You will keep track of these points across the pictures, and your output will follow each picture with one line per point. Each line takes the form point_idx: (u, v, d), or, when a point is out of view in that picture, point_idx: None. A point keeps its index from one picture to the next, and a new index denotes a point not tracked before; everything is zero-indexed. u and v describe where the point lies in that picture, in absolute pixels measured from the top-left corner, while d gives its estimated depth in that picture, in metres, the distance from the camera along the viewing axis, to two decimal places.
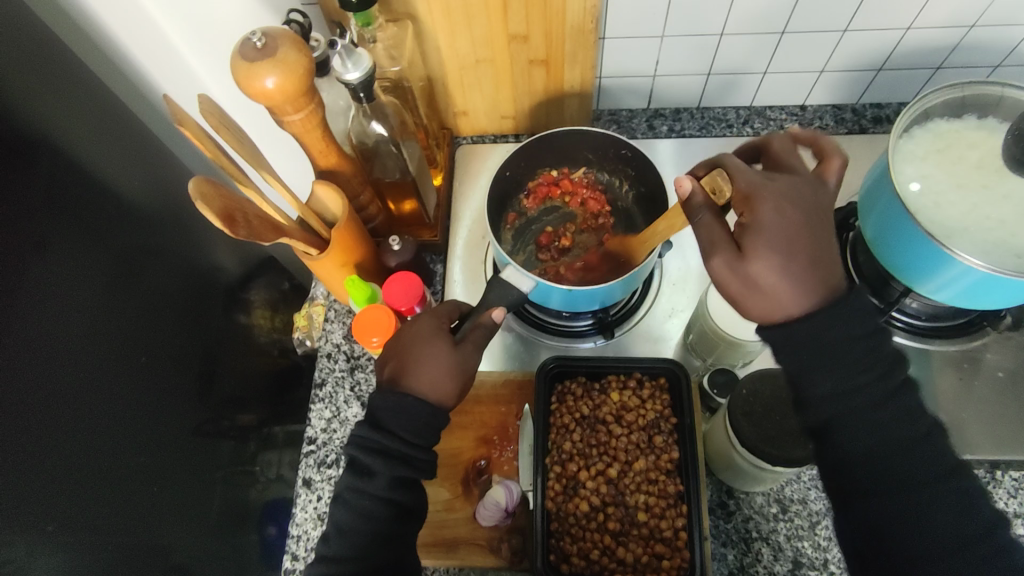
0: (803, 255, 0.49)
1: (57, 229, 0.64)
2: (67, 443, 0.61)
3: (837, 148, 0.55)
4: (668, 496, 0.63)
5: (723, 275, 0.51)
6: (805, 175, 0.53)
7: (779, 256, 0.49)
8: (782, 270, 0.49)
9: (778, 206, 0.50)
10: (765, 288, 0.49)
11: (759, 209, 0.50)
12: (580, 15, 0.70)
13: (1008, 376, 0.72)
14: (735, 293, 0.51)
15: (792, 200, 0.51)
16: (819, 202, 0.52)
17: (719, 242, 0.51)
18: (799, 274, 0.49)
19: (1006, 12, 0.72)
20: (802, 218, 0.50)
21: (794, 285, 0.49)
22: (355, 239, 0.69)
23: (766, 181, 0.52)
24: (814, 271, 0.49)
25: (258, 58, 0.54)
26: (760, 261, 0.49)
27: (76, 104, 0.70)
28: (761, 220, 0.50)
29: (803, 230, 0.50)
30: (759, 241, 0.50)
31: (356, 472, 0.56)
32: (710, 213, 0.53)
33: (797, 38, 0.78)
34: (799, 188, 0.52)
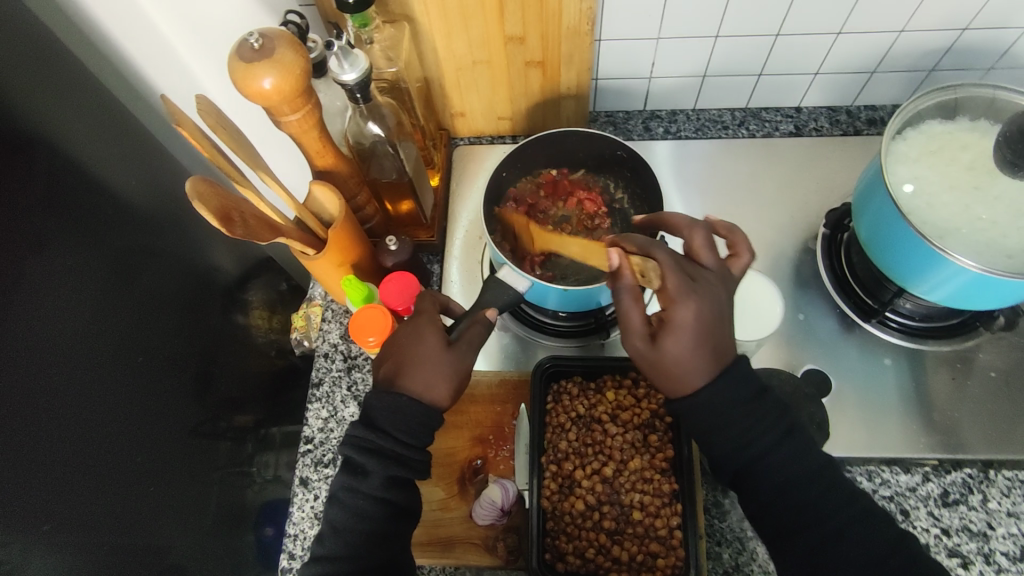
0: (708, 352, 0.54)
1: (54, 229, 0.65)
2: (63, 443, 0.62)
3: (747, 244, 0.59)
4: (662, 495, 0.63)
5: (639, 357, 0.55)
6: (719, 274, 0.57)
7: (686, 352, 0.53)
8: (686, 362, 0.53)
9: (696, 308, 0.53)
10: (671, 373, 0.54)
11: (677, 311, 0.53)
12: (575, 16, 0.70)
13: (1001, 377, 0.73)
14: (645, 369, 0.56)
15: (708, 303, 0.54)
16: (729, 298, 0.56)
17: (635, 327, 0.55)
18: (701, 363, 0.53)
19: (998, 14, 0.73)
20: (713, 320, 0.54)
21: (697, 372, 0.53)
22: (351, 239, 0.69)
23: (688, 283, 0.54)
24: (716, 363, 0.54)
25: (255, 59, 0.55)
26: (670, 353, 0.54)
27: (74, 104, 0.70)
28: (677, 321, 0.53)
29: (716, 327, 0.54)
30: (672, 340, 0.53)
31: (351, 472, 0.56)
32: (633, 299, 0.56)
33: (792, 40, 0.78)
34: (715, 290, 0.55)
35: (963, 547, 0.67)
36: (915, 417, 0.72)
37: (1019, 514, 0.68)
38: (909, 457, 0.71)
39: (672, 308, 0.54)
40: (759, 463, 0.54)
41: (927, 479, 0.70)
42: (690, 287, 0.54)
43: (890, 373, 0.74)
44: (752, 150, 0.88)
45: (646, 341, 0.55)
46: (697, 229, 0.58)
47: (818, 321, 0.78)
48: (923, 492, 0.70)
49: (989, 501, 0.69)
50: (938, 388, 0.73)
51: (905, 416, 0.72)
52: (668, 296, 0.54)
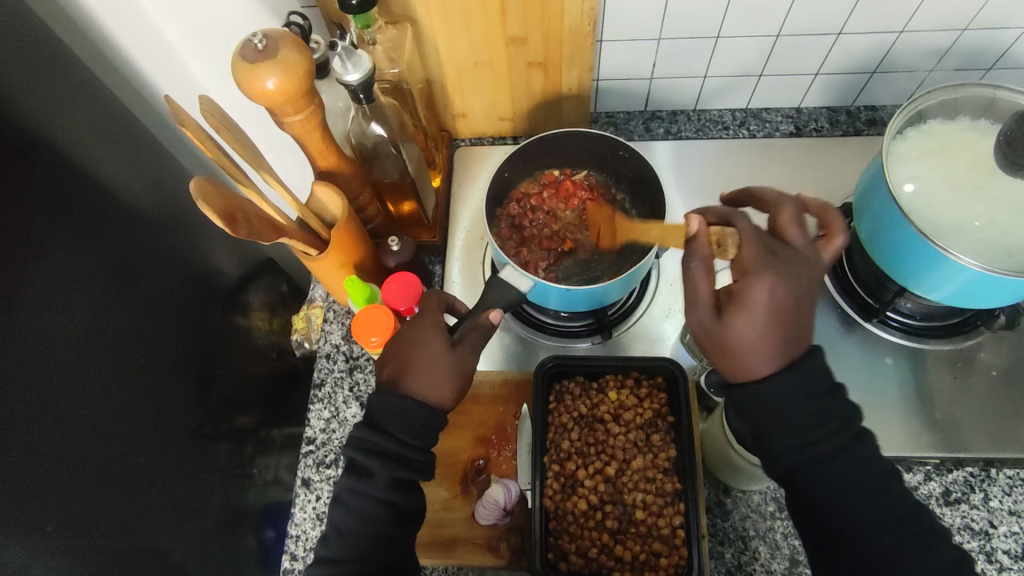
0: (782, 333, 0.53)
1: (56, 231, 0.65)
2: (67, 444, 0.62)
3: (842, 226, 0.58)
4: (665, 494, 0.63)
5: (702, 331, 0.55)
6: (805, 254, 0.56)
7: (757, 331, 0.53)
8: (754, 342, 0.53)
9: (771, 287, 0.53)
10: (736, 350, 0.54)
11: (751, 286, 0.53)
12: (577, 17, 0.70)
13: (1002, 375, 0.73)
14: (708, 346, 0.55)
15: (788, 283, 0.53)
16: (812, 282, 0.55)
17: (701, 301, 0.55)
18: (771, 343, 0.53)
19: (998, 15, 0.73)
20: (788, 300, 0.53)
21: (763, 353, 0.53)
22: (354, 239, 0.69)
23: (768, 260, 0.54)
24: (787, 347, 0.53)
25: (259, 59, 0.55)
26: (738, 332, 0.53)
27: (76, 106, 0.70)
28: (750, 296, 0.53)
29: (792, 308, 0.53)
30: (741, 315, 0.53)
31: (354, 473, 0.56)
32: (703, 271, 0.55)
33: (793, 40, 0.79)
34: (798, 270, 0.55)
35: (965, 546, 0.67)
36: (917, 416, 0.72)
37: (1021, 512, 0.68)
38: (911, 456, 0.71)
39: (746, 282, 0.53)
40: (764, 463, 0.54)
41: (928, 478, 0.70)
42: (769, 264, 0.54)
43: (892, 372, 0.75)
44: (753, 150, 0.89)
45: (713, 316, 0.55)
46: (787, 205, 0.58)
47: (819, 321, 0.78)
48: (925, 491, 0.70)
49: (990, 499, 0.69)
50: (940, 387, 0.73)
51: (906, 415, 0.72)
52: (745, 270, 0.54)
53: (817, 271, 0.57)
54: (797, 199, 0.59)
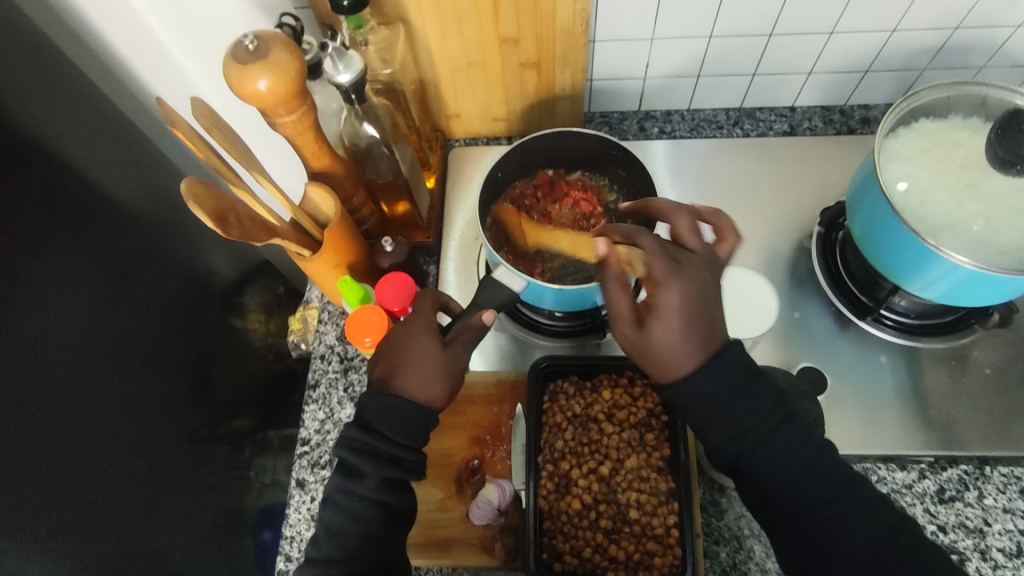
0: (695, 334, 0.54)
1: (49, 233, 0.65)
2: (60, 447, 0.61)
3: (732, 227, 0.60)
4: (659, 494, 0.63)
5: (628, 343, 0.56)
6: (704, 257, 0.57)
7: (674, 336, 0.54)
8: (674, 346, 0.54)
9: (680, 292, 0.54)
10: (660, 358, 0.54)
11: (662, 294, 0.54)
12: (570, 17, 0.70)
13: (996, 373, 0.73)
14: (636, 357, 0.56)
15: (694, 285, 0.54)
16: (716, 281, 0.57)
17: (622, 315, 0.56)
18: (691, 345, 0.54)
19: (989, 13, 0.74)
20: (698, 301, 0.54)
21: (685, 355, 0.54)
22: (347, 240, 0.69)
23: (674, 265, 0.55)
24: (706, 346, 0.54)
25: (250, 60, 0.55)
26: (659, 339, 0.54)
27: (70, 108, 0.70)
28: (662, 303, 0.54)
29: (701, 308, 0.54)
30: (659, 323, 0.54)
31: (345, 473, 0.56)
32: (619, 288, 0.57)
33: (785, 40, 0.79)
34: (700, 272, 0.56)
35: (960, 544, 0.67)
36: (911, 415, 0.72)
37: (1015, 510, 0.68)
38: (905, 455, 0.71)
39: (657, 291, 0.54)
40: (756, 462, 0.54)
41: (923, 476, 0.70)
42: (675, 269, 0.54)
43: (886, 370, 0.74)
44: (747, 150, 0.89)
45: (634, 328, 0.56)
46: (681, 215, 0.60)
47: (814, 319, 0.78)
48: (920, 488, 0.70)
49: (985, 497, 0.69)
50: (934, 385, 0.73)
51: (901, 414, 0.72)
52: (653, 281, 0.55)
53: (719, 270, 0.58)
54: (689, 206, 0.61)
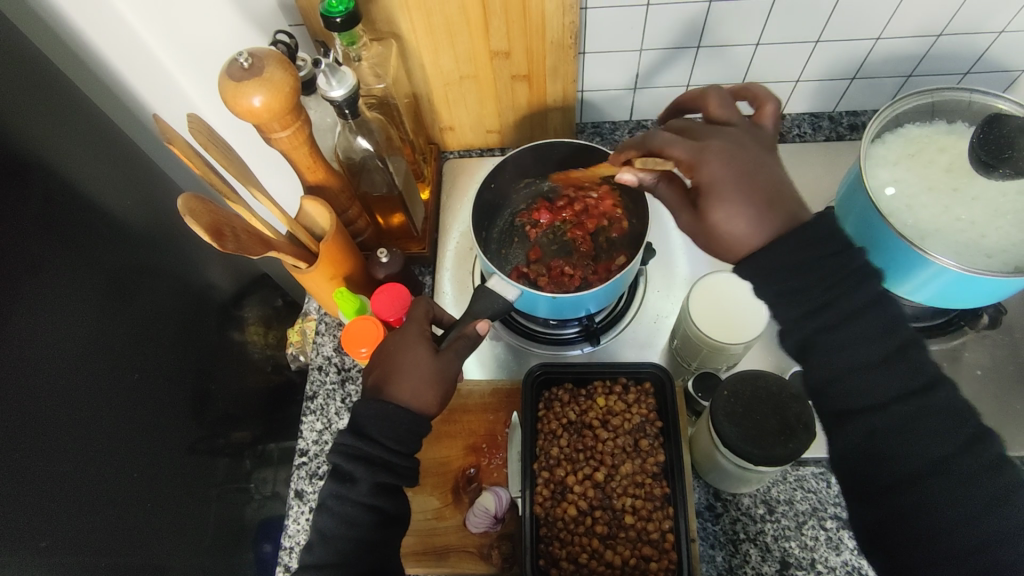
0: (755, 192, 0.55)
1: (50, 250, 0.66)
2: (61, 459, 0.62)
3: (768, 92, 0.61)
4: (654, 499, 0.64)
5: (695, 230, 0.59)
6: (743, 125, 0.60)
7: (734, 205, 0.55)
8: (738, 217, 0.55)
9: (720, 162, 0.56)
10: (729, 231, 0.55)
11: (700, 172, 0.57)
12: (559, 30, 0.72)
13: (987, 374, 0.74)
14: (709, 244, 0.58)
15: (732, 152, 0.57)
16: (759, 143, 0.58)
17: (677, 205, 0.60)
18: (755, 210, 0.54)
19: (971, 21, 0.75)
20: (737, 159, 0.56)
21: (753, 218, 0.54)
22: (343, 252, 0.70)
23: (703, 142, 0.58)
24: (771, 203, 0.55)
25: (245, 77, 0.56)
26: (718, 216, 0.56)
27: (71, 127, 0.72)
28: (707, 180, 0.56)
29: (751, 172, 0.56)
30: (712, 195, 0.56)
31: (338, 479, 0.56)
32: (665, 186, 0.61)
33: (772, 49, 0.80)
34: (738, 138, 0.58)
35: None
36: None
37: None
38: None
39: (696, 173, 0.57)
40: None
41: None
42: (703, 146, 0.57)
43: None
44: None
45: (692, 214, 0.59)
46: (709, 94, 0.62)
47: None
48: None
49: None
50: None
51: None
52: (689, 164, 0.58)
53: (765, 137, 0.59)
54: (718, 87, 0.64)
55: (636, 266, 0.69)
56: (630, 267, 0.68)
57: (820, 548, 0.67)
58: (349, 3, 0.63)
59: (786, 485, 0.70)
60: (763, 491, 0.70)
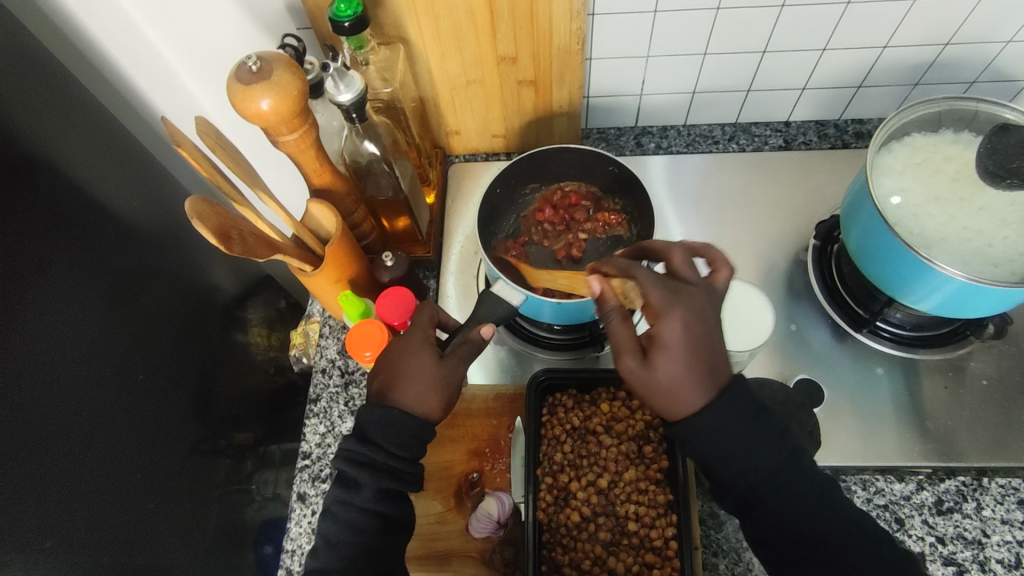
0: (702, 366, 0.53)
1: (56, 251, 0.66)
2: (65, 460, 0.62)
3: (726, 258, 0.58)
4: (658, 506, 0.64)
5: (631, 377, 0.55)
6: (703, 288, 0.56)
7: (680, 370, 0.53)
8: (681, 380, 0.53)
9: (684, 322, 0.53)
10: (668, 388, 0.53)
11: (663, 327, 0.53)
12: (567, 37, 0.72)
13: (992, 384, 0.73)
14: (640, 392, 0.55)
15: (694, 316, 0.54)
16: (718, 314, 0.56)
17: (624, 347, 0.55)
18: (697, 379, 0.53)
19: (978, 30, 0.75)
20: (704, 327, 0.54)
21: (692, 383, 0.53)
22: (348, 255, 0.70)
23: (673, 296, 0.54)
24: (712, 378, 0.53)
25: (253, 81, 0.56)
26: (665, 373, 0.53)
27: (81, 129, 0.72)
28: (664, 337, 0.53)
29: (707, 342, 0.54)
30: (663, 356, 0.53)
31: (344, 485, 0.57)
32: (620, 318, 0.56)
33: (779, 57, 0.80)
34: (702, 304, 0.55)
35: (959, 556, 0.67)
36: (910, 426, 0.73)
37: (1014, 521, 0.68)
38: (903, 466, 0.71)
39: (659, 324, 0.54)
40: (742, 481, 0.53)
41: (921, 487, 0.71)
42: (674, 299, 0.54)
43: (884, 383, 0.75)
44: (742, 165, 0.90)
45: (638, 360, 0.54)
46: (674, 248, 0.59)
47: (810, 331, 0.79)
48: (919, 500, 0.70)
49: (983, 509, 0.69)
50: (932, 396, 0.74)
51: (900, 424, 0.73)
52: (654, 312, 0.54)
53: (720, 303, 0.57)
54: (680, 241, 0.60)
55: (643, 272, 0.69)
56: (637, 272, 0.68)
57: None
58: (358, 7, 0.63)
59: None
60: None
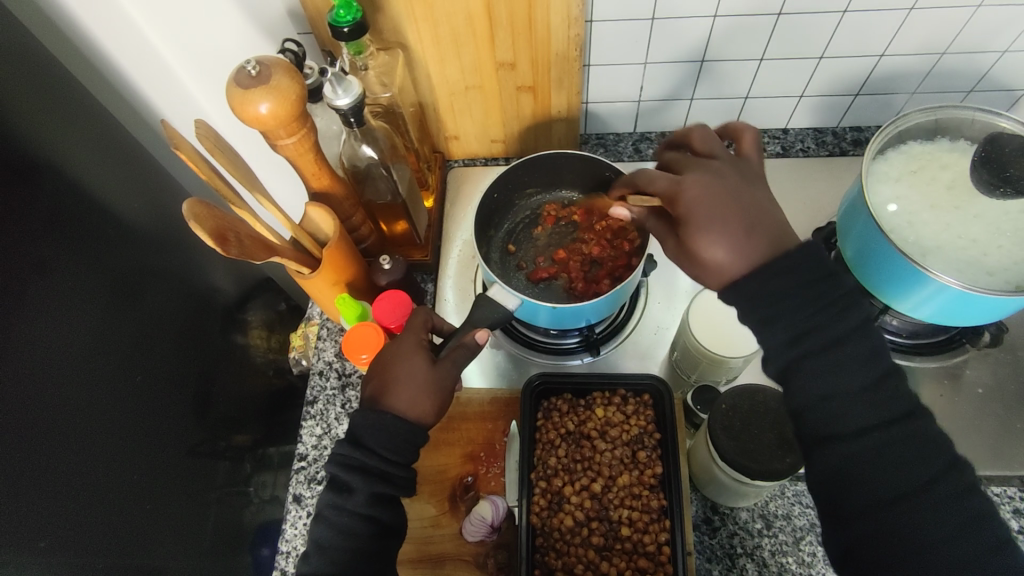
0: (738, 225, 0.56)
1: (56, 252, 0.66)
2: (62, 460, 0.63)
3: (747, 126, 0.62)
4: (651, 511, 0.64)
5: (690, 266, 0.60)
6: (726, 160, 0.61)
7: (721, 236, 0.56)
8: (727, 250, 0.55)
9: (697, 197, 0.57)
10: (721, 265, 0.56)
11: (681, 208, 0.58)
12: (564, 43, 0.73)
13: (988, 393, 0.73)
14: (701, 275, 0.58)
15: (709, 186, 0.58)
16: (740, 179, 0.59)
17: (664, 240, 0.63)
18: (740, 242, 0.55)
19: (975, 40, 0.75)
20: (720, 189, 0.57)
21: (738, 249, 0.55)
22: (345, 258, 0.71)
23: (682, 180, 0.59)
24: (754, 234, 0.55)
25: (252, 85, 0.57)
26: (708, 250, 0.56)
27: (82, 131, 0.72)
28: (687, 213, 0.58)
29: (735, 207, 0.57)
30: (697, 233, 0.57)
31: (337, 489, 0.57)
32: (654, 220, 0.65)
33: (777, 64, 0.80)
34: (716, 175, 0.59)
35: None
36: None
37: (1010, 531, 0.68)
38: None
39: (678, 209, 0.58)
40: None
41: None
42: (678, 184, 0.59)
43: None
44: None
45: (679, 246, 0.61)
46: (691, 132, 0.64)
47: None
48: None
49: None
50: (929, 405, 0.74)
51: None
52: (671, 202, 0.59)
53: (751, 170, 0.60)
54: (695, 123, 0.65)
55: (638, 276, 0.69)
56: (632, 277, 0.68)
57: (817, 565, 0.66)
58: (357, 12, 0.64)
59: (784, 500, 0.70)
60: (761, 505, 0.69)
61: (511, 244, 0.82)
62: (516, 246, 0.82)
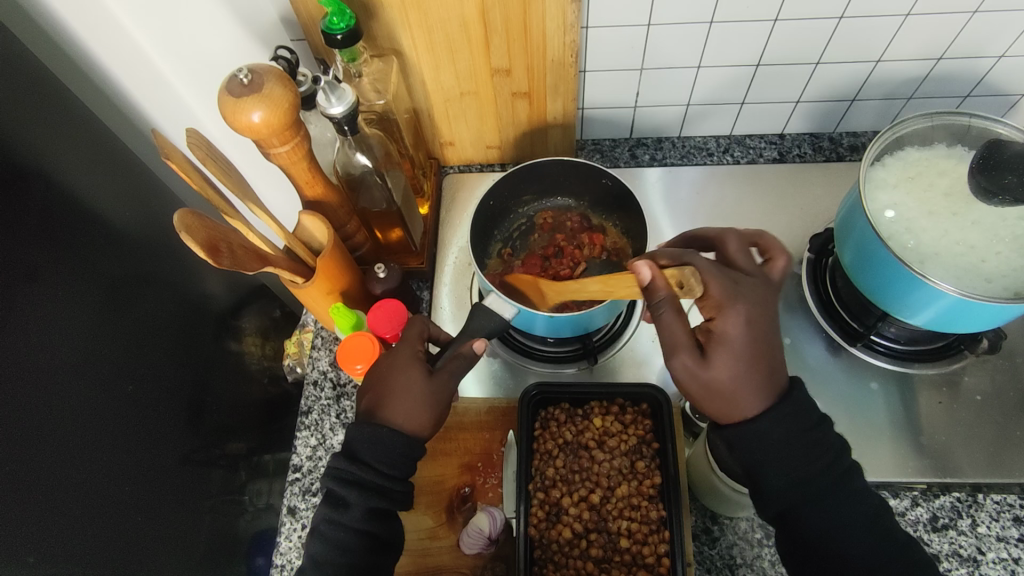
0: (762, 370, 0.53)
1: (47, 261, 0.65)
2: (54, 474, 0.61)
3: (781, 247, 0.60)
4: (650, 522, 0.63)
5: (684, 375, 0.54)
6: (760, 277, 0.57)
7: (738, 369, 0.53)
8: (738, 383, 0.53)
9: (743, 320, 0.53)
10: (727, 392, 0.53)
11: (725, 322, 0.53)
12: (560, 49, 0.72)
13: (986, 400, 0.73)
14: (694, 391, 0.55)
15: (755, 313, 0.54)
16: (773, 309, 0.56)
17: (681, 342, 0.54)
18: (758, 382, 0.53)
19: (971, 45, 0.75)
20: (761, 319, 0.54)
21: (751, 385, 0.53)
22: (340, 267, 0.70)
23: (735, 289, 0.54)
24: (770, 382, 0.54)
25: (244, 94, 0.56)
26: (721, 373, 0.53)
27: (73, 138, 0.71)
28: (726, 333, 0.53)
29: (764, 345, 0.54)
30: (721, 354, 0.53)
31: (331, 504, 0.56)
32: (674, 313, 0.54)
33: (773, 70, 0.80)
34: (759, 297, 0.55)
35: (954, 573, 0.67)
36: (904, 442, 0.72)
37: (1010, 538, 0.68)
38: (899, 482, 0.70)
39: (719, 319, 0.54)
40: None
41: (915, 504, 0.70)
42: (736, 293, 0.54)
43: (878, 398, 0.75)
44: (737, 177, 0.90)
45: (694, 357, 0.54)
46: (729, 237, 0.61)
47: (805, 345, 0.78)
48: (913, 517, 0.70)
49: (979, 525, 0.69)
50: (926, 411, 0.73)
51: (895, 439, 0.72)
52: (715, 305, 0.54)
53: (774, 295, 0.58)
54: (731, 228, 0.62)
55: None
56: (629, 287, 0.68)
57: None
58: (350, 19, 0.63)
59: None
60: (760, 515, 0.69)
61: (504, 248, 0.83)
62: (509, 250, 0.83)
